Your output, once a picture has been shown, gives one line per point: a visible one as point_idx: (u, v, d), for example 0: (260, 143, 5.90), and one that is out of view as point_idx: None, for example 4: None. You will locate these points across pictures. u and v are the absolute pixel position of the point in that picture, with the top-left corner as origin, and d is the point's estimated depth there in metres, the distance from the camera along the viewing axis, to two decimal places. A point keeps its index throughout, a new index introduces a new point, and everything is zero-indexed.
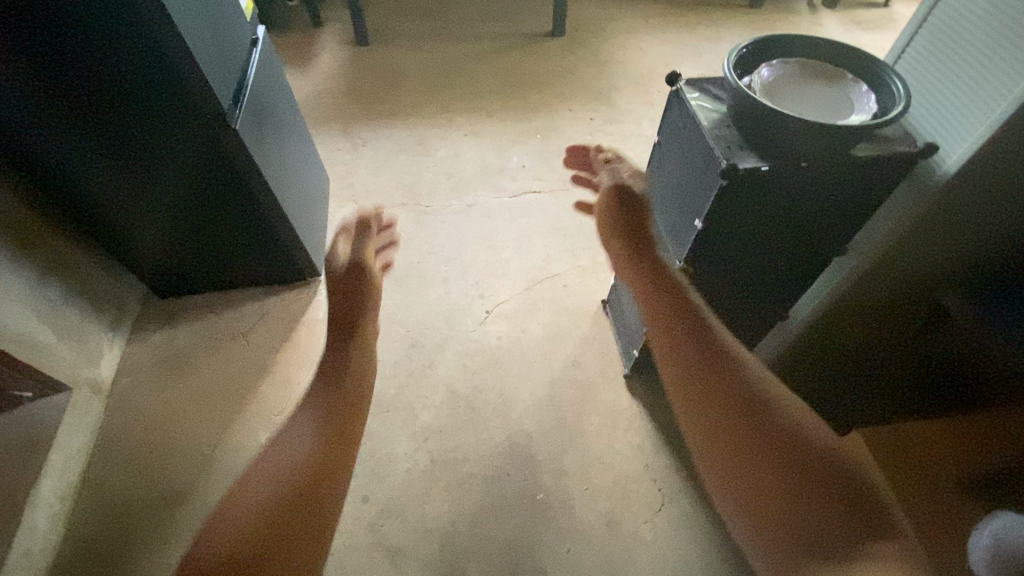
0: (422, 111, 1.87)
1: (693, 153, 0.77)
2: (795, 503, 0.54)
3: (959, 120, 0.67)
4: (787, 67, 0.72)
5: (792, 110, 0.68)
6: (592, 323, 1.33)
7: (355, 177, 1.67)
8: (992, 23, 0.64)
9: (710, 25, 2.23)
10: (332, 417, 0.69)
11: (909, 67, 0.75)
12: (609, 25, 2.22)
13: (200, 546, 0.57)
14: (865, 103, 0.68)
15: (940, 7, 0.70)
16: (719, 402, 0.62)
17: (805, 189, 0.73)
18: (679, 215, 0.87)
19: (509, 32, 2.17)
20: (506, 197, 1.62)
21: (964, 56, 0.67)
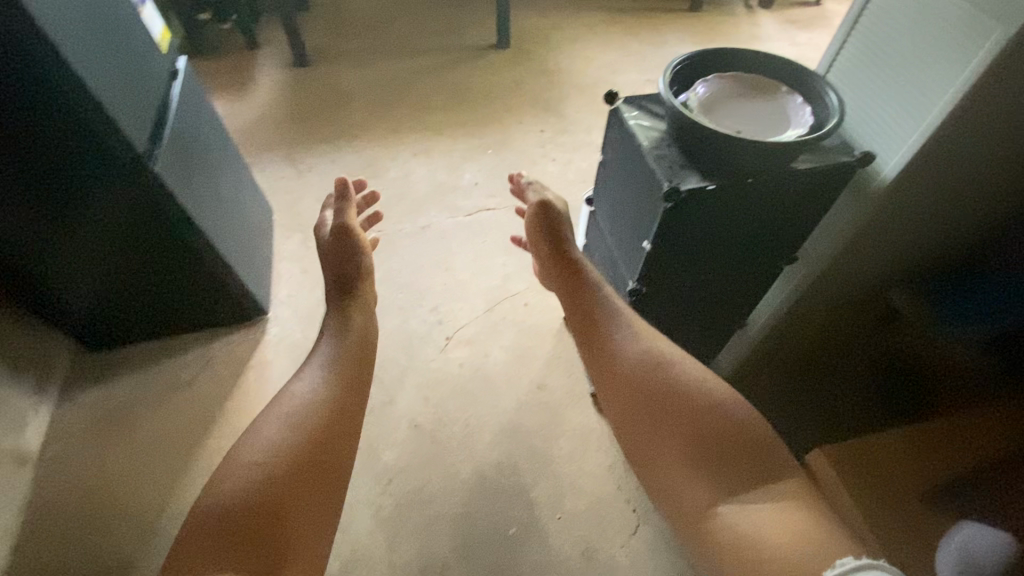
0: (368, 132, 1.81)
1: (636, 175, 0.76)
2: (710, 466, 0.71)
3: (893, 127, 0.68)
4: (724, 81, 0.71)
5: (729, 130, 0.67)
6: (555, 341, 1.30)
7: (302, 205, 1.61)
8: (915, 30, 0.64)
9: (653, 30, 2.26)
10: (339, 411, 0.81)
11: (840, 75, 0.76)
12: (553, 34, 2.22)
13: (242, 488, 0.68)
14: (802, 116, 0.67)
15: (862, 15, 0.70)
16: (644, 392, 0.79)
17: (751, 205, 0.72)
18: (628, 235, 0.85)
19: (454, 46, 2.14)
20: (460, 216, 1.58)
21: (891, 62, 0.67)
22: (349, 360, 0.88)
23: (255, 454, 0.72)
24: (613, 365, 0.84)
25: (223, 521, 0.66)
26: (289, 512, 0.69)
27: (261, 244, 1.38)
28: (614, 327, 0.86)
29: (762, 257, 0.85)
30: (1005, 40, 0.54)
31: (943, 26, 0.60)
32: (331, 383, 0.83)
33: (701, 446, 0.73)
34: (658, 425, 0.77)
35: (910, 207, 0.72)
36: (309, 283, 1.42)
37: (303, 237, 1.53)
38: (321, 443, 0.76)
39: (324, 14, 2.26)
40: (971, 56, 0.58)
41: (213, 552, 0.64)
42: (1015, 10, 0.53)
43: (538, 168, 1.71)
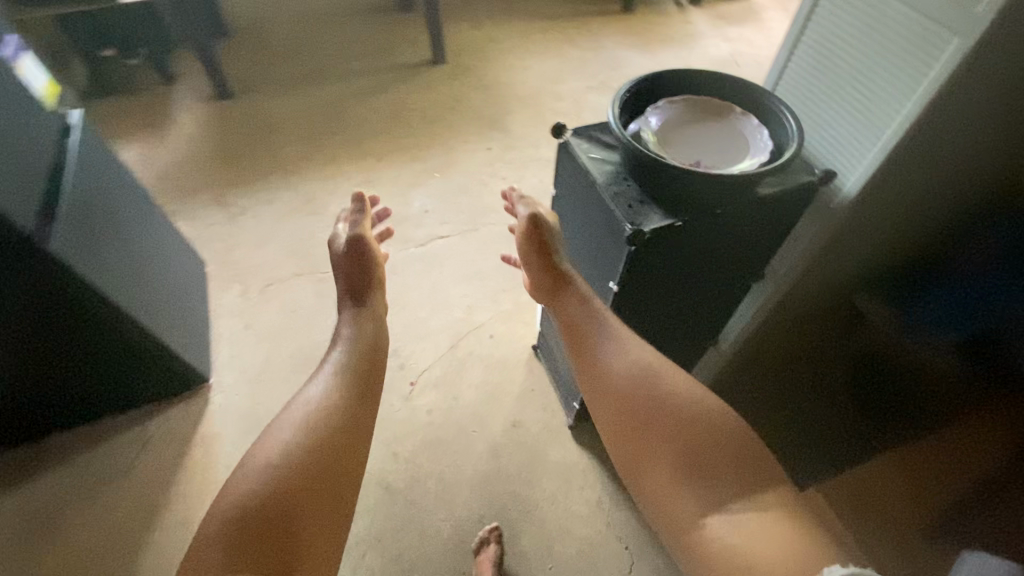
0: (305, 165, 1.70)
1: (594, 212, 0.70)
2: (709, 474, 0.65)
3: (851, 141, 0.65)
4: (676, 105, 0.67)
5: (687, 161, 0.62)
6: (527, 373, 1.24)
7: (239, 253, 1.48)
8: (864, 40, 0.61)
9: (589, 34, 2.24)
10: (350, 416, 0.72)
11: (788, 88, 0.73)
12: (490, 46, 2.16)
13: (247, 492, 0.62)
14: (760, 140, 0.63)
15: (806, 31, 0.68)
16: (636, 405, 0.71)
17: (719, 234, 0.68)
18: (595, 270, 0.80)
19: (387, 65, 2.05)
20: (412, 247, 1.49)
21: (841, 74, 0.65)
22: (363, 366, 0.79)
23: (265, 458, 0.65)
24: (595, 378, 0.76)
25: (231, 530, 0.59)
26: (302, 521, 0.62)
27: (194, 304, 1.25)
28: (600, 341, 0.76)
29: (732, 279, 0.82)
30: (960, 54, 0.52)
31: (894, 39, 0.58)
32: (345, 387, 0.74)
33: (692, 457, 0.66)
34: (646, 438, 0.70)
35: (875, 212, 0.70)
36: (255, 339, 1.31)
37: (242, 288, 1.41)
38: (335, 448, 0.68)
39: (244, 40, 2.12)
40: (927, 69, 0.55)
41: (219, 559, 0.58)
42: (967, 23, 0.51)
43: (488, 188, 1.64)
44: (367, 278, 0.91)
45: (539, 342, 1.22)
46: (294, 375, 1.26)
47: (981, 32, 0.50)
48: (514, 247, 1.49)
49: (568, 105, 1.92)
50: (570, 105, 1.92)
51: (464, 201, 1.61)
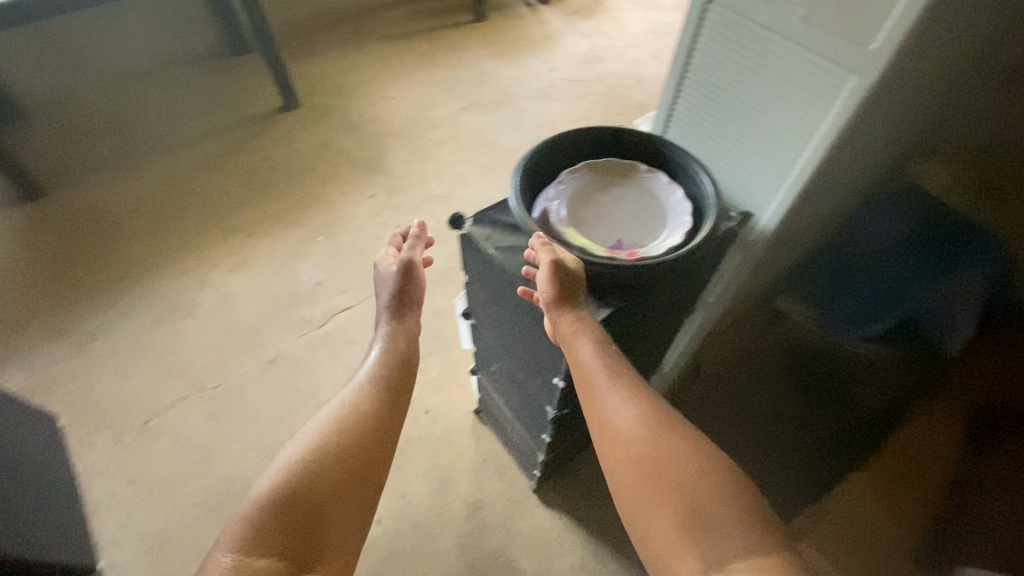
0: (158, 261, 1.44)
1: (521, 308, 0.70)
2: (723, 530, 0.52)
3: (760, 174, 0.66)
4: (580, 172, 0.63)
5: (609, 240, 0.59)
6: (475, 443, 1.14)
7: (99, 391, 1.23)
8: (754, 79, 0.62)
9: (448, 51, 2.13)
10: (382, 416, 0.68)
11: (683, 126, 0.74)
12: (346, 79, 1.99)
13: (281, 478, 0.58)
14: (675, 200, 0.61)
15: (693, 74, 0.69)
16: (645, 456, 0.57)
17: (651, 299, 0.68)
18: (535, 347, 0.73)
19: (233, 121, 1.80)
20: (312, 331, 1.32)
21: (737, 112, 0.66)
22: (395, 372, 0.73)
23: (294, 449, 0.62)
24: (599, 427, 0.62)
25: (258, 515, 0.55)
26: (326, 514, 0.58)
27: (57, 477, 1.02)
28: (609, 398, 0.61)
29: (670, 319, 0.80)
30: (864, 88, 0.53)
31: (790, 76, 0.59)
32: (375, 389, 0.70)
33: (700, 515, 0.53)
34: (649, 492, 0.56)
35: (792, 232, 0.72)
36: (149, 494, 1.10)
37: (115, 434, 1.17)
38: (361, 449, 0.64)
39: (44, 120, 1.76)
40: (832, 102, 0.56)
41: (242, 542, 0.54)
42: (866, 60, 0.52)
43: (382, 241, 1.50)
44: (410, 301, 0.80)
45: (481, 408, 1.13)
46: (208, 524, 1.07)
47: (883, 67, 0.51)
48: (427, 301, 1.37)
49: (446, 132, 1.82)
50: (447, 131, 1.82)
51: (359, 261, 1.45)
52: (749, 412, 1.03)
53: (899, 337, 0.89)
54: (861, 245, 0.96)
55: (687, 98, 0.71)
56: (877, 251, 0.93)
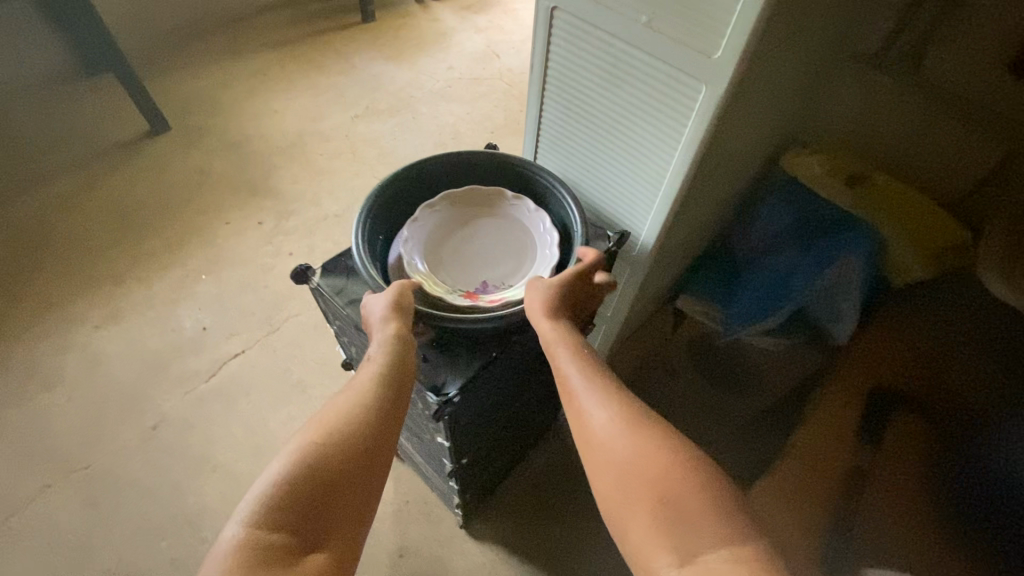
0: (5, 327, 1.24)
1: None
2: (695, 524, 0.46)
3: (635, 187, 0.68)
4: (441, 206, 0.76)
5: (484, 260, 0.75)
6: (395, 484, 1.06)
7: None
8: (614, 93, 0.62)
9: (336, 56, 1.99)
10: (394, 394, 0.58)
11: (557, 140, 0.75)
12: (222, 95, 1.81)
13: (290, 457, 0.50)
14: (537, 223, 0.75)
15: (557, 88, 0.69)
16: (622, 454, 0.52)
17: (524, 346, 0.70)
18: (416, 406, 0.70)
19: (90, 152, 1.59)
20: (201, 384, 1.18)
21: (603, 126, 0.67)
22: (400, 355, 0.60)
23: (305, 432, 0.53)
24: (578, 431, 0.57)
25: (268, 496, 0.47)
26: (338, 500, 0.50)
27: None
28: (587, 403, 0.56)
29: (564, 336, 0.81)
30: (715, 98, 0.53)
31: (647, 88, 0.58)
32: (382, 367, 0.59)
33: (669, 507, 0.47)
34: (622, 488, 0.50)
35: (675, 239, 0.76)
36: None
37: None
38: (376, 432, 0.55)
39: None
40: (689, 111, 0.56)
41: (252, 521, 0.46)
42: (713, 70, 0.51)
43: (277, 271, 1.37)
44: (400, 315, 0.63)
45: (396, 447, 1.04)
46: None
47: (729, 78, 0.50)
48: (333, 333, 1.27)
49: (340, 144, 1.69)
50: (341, 144, 1.69)
51: (250, 298, 1.31)
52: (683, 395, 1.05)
53: (793, 329, 0.94)
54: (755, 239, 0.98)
55: (555, 110, 0.72)
56: (767, 245, 0.96)
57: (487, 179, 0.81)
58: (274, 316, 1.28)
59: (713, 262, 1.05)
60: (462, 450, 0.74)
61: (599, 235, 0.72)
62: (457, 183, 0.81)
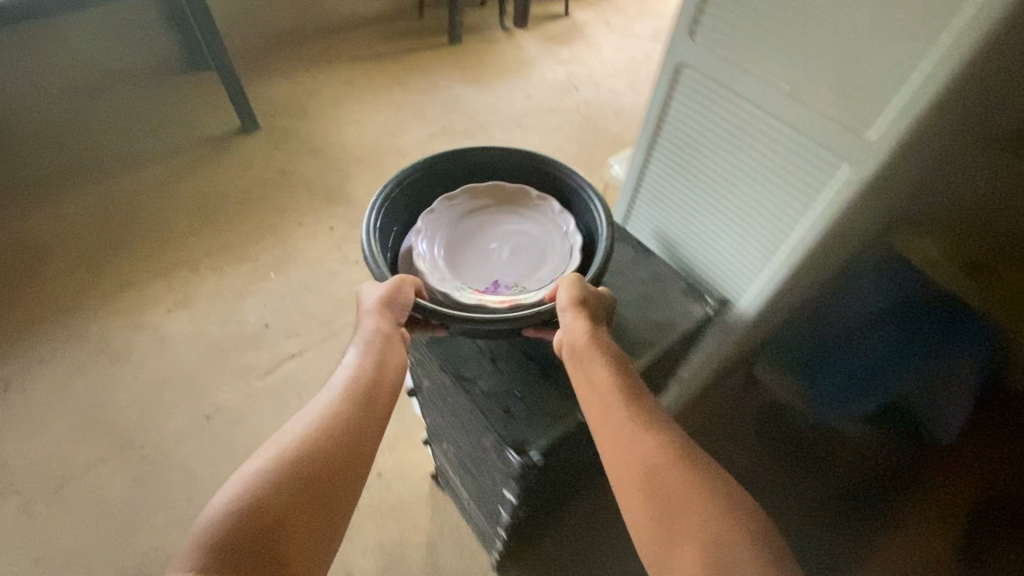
0: (88, 298, 1.31)
1: (466, 421, 0.70)
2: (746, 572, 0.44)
3: (745, 253, 0.70)
4: (460, 199, 0.80)
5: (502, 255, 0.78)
6: (431, 512, 1.04)
7: (7, 451, 1.09)
8: (740, 159, 0.65)
9: (421, 74, 2.06)
10: (359, 415, 0.58)
11: (661, 195, 0.79)
12: (311, 101, 1.89)
13: (241, 485, 0.50)
14: (562, 224, 0.78)
15: (675, 148, 0.73)
16: (670, 482, 0.51)
17: None
18: (487, 459, 0.70)
19: (184, 142, 1.69)
20: (256, 379, 1.21)
21: (720, 190, 0.69)
22: (371, 378, 0.62)
23: (258, 460, 0.52)
24: (612, 452, 0.56)
25: (216, 522, 0.47)
26: (283, 533, 0.48)
27: None
28: (628, 426, 0.56)
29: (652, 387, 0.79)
30: (855, 181, 0.53)
31: (773, 154, 0.61)
32: (348, 390, 0.60)
33: (720, 557, 0.45)
34: (660, 519, 0.49)
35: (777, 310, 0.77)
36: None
37: (24, 501, 1.04)
38: (334, 454, 0.54)
39: None
40: (824, 187, 0.57)
41: (198, 546, 0.45)
42: (861, 151, 0.52)
43: (342, 277, 1.39)
44: (392, 314, 0.65)
45: (439, 475, 1.03)
46: None
47: (874, 163, 0.51)
48: None
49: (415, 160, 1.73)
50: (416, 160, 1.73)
51: (314, 301, 1.34)
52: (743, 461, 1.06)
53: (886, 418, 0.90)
54: (844, 316, 0.91)
55: (666, 168, 0.76)
56: (860, 328, 0.89)
57: (516, 178, 0.83)
58: (334, 321, 1.30)
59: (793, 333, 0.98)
60: (526, 508, 0.73)
61: (695, 298, 0.73)
62: (480, 179, 0.83)
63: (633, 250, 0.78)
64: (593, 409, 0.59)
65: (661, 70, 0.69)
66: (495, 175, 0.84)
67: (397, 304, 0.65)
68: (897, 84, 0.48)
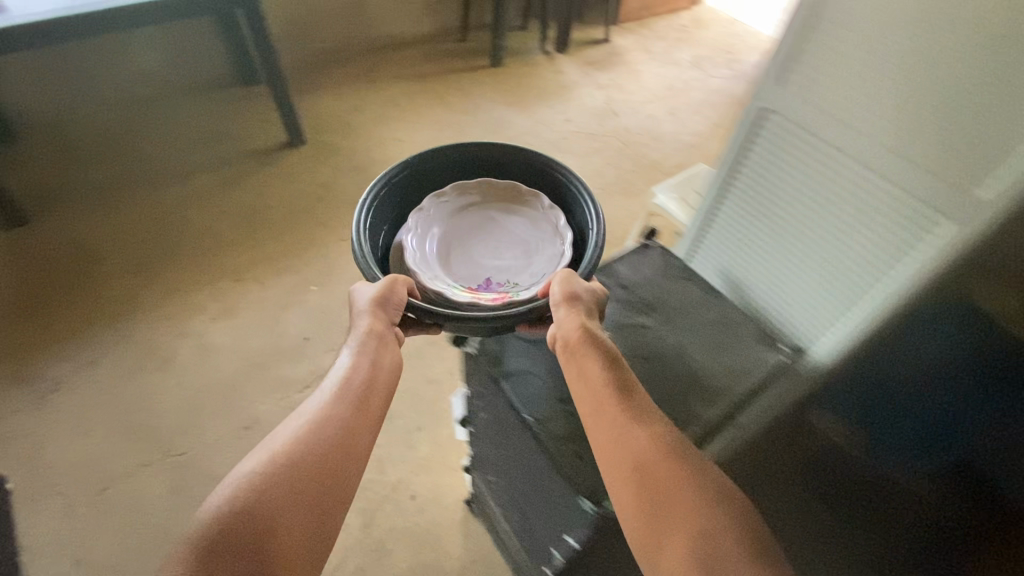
0: (136, 304, 1.35)
1: (531, 461, 0.68)
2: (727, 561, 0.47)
3: (828, 290, 0.78)
4: (451, 195, 0.80)
5: (494, 252, 0.78)
6: (464, 538, 1.03)
7: (54, 453, 1.11)
8: (830, 204, 0.74)
9: (463, 95, 2.09)
10: (351, 417, 0.62)
11: (744, 229, 0.89)
12: (355, 118, 1.93)
13: (235, 486, 0.53)
14: (553, 220, 0.78)
15: (761, 188, 0.83)
16: (657, 473, 0.54)
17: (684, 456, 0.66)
18: (550, 505, 0.68)
19: (234, 154, 1.73)
20: (295, 392, 1.21)
21: (806, 230, 0.79)
22: (363, 383, 0.66)
23: (253, 461, 0.55)
24: (603, 442, 0.59)
25: (211, 520, 0.50)
26: (281, 532, 0.51)
27: None
28: (621, 420, 0.59)
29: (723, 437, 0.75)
30: (950, 234, 0.62)
31: (855, 189, 0.71)
32: (341, 393, 0.64)
33: (704, 544, 0.49)
34: (647, 507, 0.53)
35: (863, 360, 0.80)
36: None
37: (67, 503, 1.06)
38: (329, 455, 0.58)
39: (38, 144, 1.70)
40: (919, 238, 0.65)
41: (195, 541, 0.49)
42: (958, 209, 0.60)
43: None
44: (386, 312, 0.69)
45: (474, 502, 1.01)
46: None
47: (969, 219, 0.59)
48: (425, 366, 1.27)
49: None
50: None
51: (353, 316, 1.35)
52: (782, 512, 0.96)
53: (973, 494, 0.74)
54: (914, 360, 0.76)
55: (751, 204, 0.86)
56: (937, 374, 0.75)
57: (507, 173, 0.84)
58: None
59: (863, 383, 0.83)
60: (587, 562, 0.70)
61: (768, 346, 0.71)
62: (470, 175, 0.84)
63: (700, 290, 0.77)
64: (585, 402, 0.62)
65: (744, 114, 0.81)
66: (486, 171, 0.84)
67: (391, 303, 0.69)
68: (992, 152, 0.56)
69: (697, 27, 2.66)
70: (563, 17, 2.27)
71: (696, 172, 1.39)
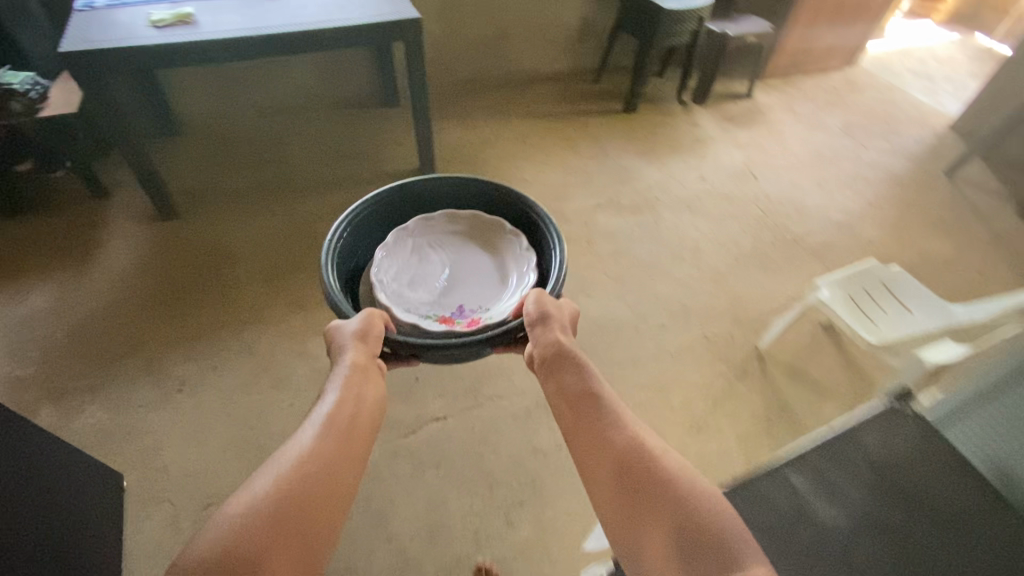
0: (261, 314, 1.38)
1: None
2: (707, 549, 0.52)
3: None
4: (414, 229, 0.98)
5: (461, 276, 0.95)
6: None
7: (168, 454, 1.14)
8: None
9: (592, 139, 2.03)
10: (337, 453, 0.63)
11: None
12: (484, 151, 1.92)
13: (218, 529, 0.50)
14: (510, 245, 0.97)
15: None
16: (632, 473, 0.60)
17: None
18: None
19: (366, 174, 1.77)
20: (398, 436, 1.17)
21: None
22: (349, 419, 0.67)
23: (239, 502, 0.54)
24: (589, 440, 0.67)
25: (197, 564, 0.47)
26: (266, 566, 0.49)
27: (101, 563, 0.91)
28: (607, 430, 0.66)
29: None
30: None
31: None
32: (330, 428, 0.65)
33: (687, 532, 0.53)
34: (626, 503, 0.58)
35: None
36: None
37: (172, 513, 1.06)
38: (318, 488, 0.58)
39: (197, 140, 1.83)
40: None
41: None
42: None
43: None
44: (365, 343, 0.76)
45: None
46: None
47: None
48: (532, 432, 1.19)
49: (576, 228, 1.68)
50: (580, 229, 1.67)
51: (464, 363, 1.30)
52: None
53: None
54: None
55: None
56: None
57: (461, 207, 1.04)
58: (481, 391, 1.25)
59: None
60: None
61: None
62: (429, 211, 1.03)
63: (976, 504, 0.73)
64: (574, 412, 0.71)
65: None
66: (443, 206, 1.04)
67: (368, 335, 0.77)
68: None
69: (851, 91, 2.45)
70: (708, 69, 2.17)
71: (865, 269, 1.24)
